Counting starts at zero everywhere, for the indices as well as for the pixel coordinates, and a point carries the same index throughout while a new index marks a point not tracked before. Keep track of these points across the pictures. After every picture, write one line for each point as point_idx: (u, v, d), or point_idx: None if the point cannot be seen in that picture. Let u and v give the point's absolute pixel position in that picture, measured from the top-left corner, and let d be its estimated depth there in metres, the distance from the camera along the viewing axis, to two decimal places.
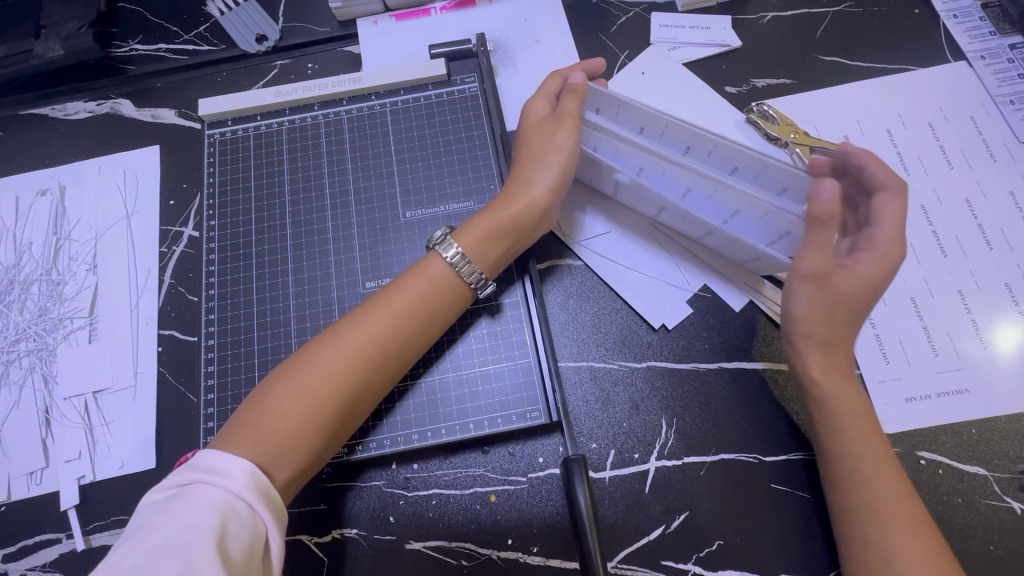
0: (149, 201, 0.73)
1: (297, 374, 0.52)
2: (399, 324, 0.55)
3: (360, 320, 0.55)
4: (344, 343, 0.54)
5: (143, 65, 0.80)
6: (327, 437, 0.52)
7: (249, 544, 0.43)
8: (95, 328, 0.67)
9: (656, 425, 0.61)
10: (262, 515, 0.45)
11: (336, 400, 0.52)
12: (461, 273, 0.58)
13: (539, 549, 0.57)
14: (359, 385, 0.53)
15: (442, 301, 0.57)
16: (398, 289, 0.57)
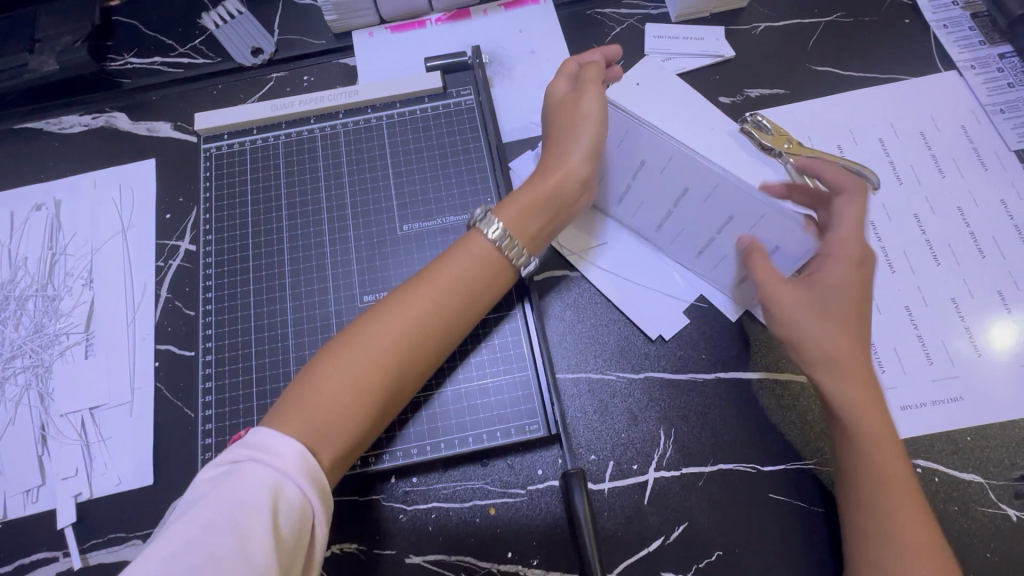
0: (146, 215, 0.73)
1: (343, 349, 0.51)
2: (442, 301, 0.54)
3: (401, 296, 0.54)
4: (389, 318, 0.52)
5: (138, 78, 0.80)
6: (373, 416, 0.51)
7: (296, 527, 0.43)
8: (92, 344, 0.67)
9: (655, 435, 0.61)
10: (310, 498, 0.44)
11: (382, 378, 0.50)
12: (506, 252, 0.57)
13: (539, 561, 0.57)
14: (404, 363, 0.52)
15: (485, 279, 0.56)
16: (439, 267, 0.57)
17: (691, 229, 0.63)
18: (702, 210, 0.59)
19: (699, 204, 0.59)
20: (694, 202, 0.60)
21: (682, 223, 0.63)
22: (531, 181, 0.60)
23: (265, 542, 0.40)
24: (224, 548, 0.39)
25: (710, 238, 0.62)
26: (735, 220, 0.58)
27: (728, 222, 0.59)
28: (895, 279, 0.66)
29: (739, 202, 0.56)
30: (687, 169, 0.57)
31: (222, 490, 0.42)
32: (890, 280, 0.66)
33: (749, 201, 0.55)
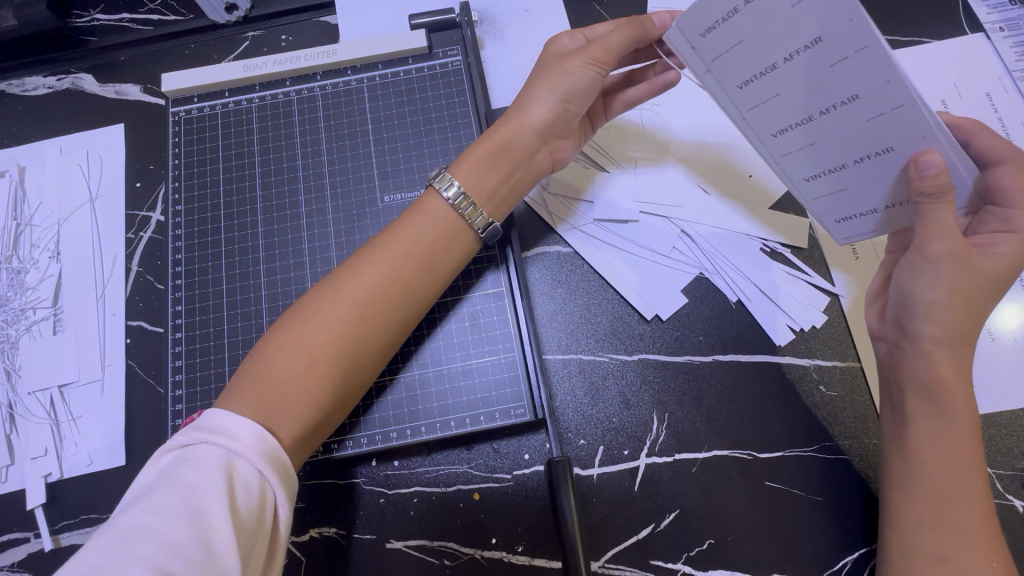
0: (114, 184, 0.69)
1: (298, 324, 0.49)
2: (401, 272, 0.52)
3: (360, 271, 0.51)
4: (349, 295, 0.50)
5: (106, 37, 0.74)
6: (336, 391, 0.49)
7: (256, 508, 0.42)
8: (60, 319, 0.64)
9: (647, 420, 0.59)
10: (270, 480, 0.43)
11: (342, 353, 0.49)
12: (463, 214, 0.54)
13: (524, 548, 0.55)
14: (365, 337, 0.50)
15: (445, 246, 0.54)
16: (396, 232, 0.54)
17: (819, 150, 0.47)
18: (854, 131, 0.44)
19: (856, 123, 0.43)
20: (847, 119, 0.43)
21: (827, 135, 0.45)
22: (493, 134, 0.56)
23: (224, 523, 0.39)
24: (179, 533, 0.38)
25: (841, 165, 0.47)
26: (895, 153, 0.44)
27: (882, 154, 0.45)
28: None
29: (906, 125, 0.42)
30: (857, 71, 0.40)
31: (174, 474, 0.41)
32: None
33: (929, 125, 0.41)
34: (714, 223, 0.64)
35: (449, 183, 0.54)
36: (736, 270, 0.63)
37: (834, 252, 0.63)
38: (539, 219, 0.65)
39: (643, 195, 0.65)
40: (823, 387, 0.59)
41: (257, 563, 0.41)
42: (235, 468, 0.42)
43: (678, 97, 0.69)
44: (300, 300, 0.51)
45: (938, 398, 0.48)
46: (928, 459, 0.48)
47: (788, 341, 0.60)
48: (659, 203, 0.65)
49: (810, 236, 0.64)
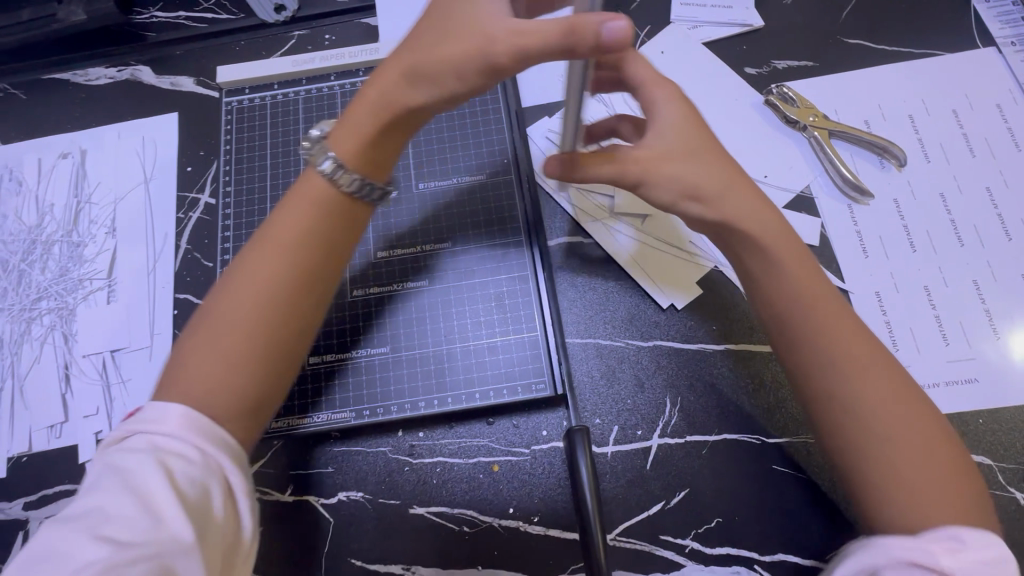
0: (168, 167, 0.74)
1: (206, 328, 0.47)
2: (305, 262, 0.49)
3: (249, 265, 0.48)
4: (245, 290, 0.47)
5: (163, 33, 0.80)
6: (257, 379, 0.46)
7: (200, 475, 0.41)
8: (114, 290, 0.69)
9: (661, 402, 0.62)
10: (211, 452, 0.43)
11: (268, 346, 0.47)
12: (339, 183, 0.50)
13: (540, 518, 0.58)
14: (275, 325, 0.47)
15: (340, 211, 0.50)
16: (276, 219, 0.50)
17: None
18: None
19: None
20: None
21: None
22: (376, 101, 0.48)
23: (161, 492, 0.39)
24: (119, 508, 0.39)
25: None
26: None
27: None
28: (916, 258, 0.65)
29: None
30: None
31: (114, 467, 0.41)
32: (910, 259, 0.65)
33: None
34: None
35: (325, 155, 0.49)
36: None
37: (846, 251, 0.66)
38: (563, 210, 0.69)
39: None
40: None
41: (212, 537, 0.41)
42: (165, 449, 0.42)
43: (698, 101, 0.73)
44: (197, 315, 0.48)
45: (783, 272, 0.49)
46: (830, 367, 0.47)
47: None
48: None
49: (820, 235, 0.67)
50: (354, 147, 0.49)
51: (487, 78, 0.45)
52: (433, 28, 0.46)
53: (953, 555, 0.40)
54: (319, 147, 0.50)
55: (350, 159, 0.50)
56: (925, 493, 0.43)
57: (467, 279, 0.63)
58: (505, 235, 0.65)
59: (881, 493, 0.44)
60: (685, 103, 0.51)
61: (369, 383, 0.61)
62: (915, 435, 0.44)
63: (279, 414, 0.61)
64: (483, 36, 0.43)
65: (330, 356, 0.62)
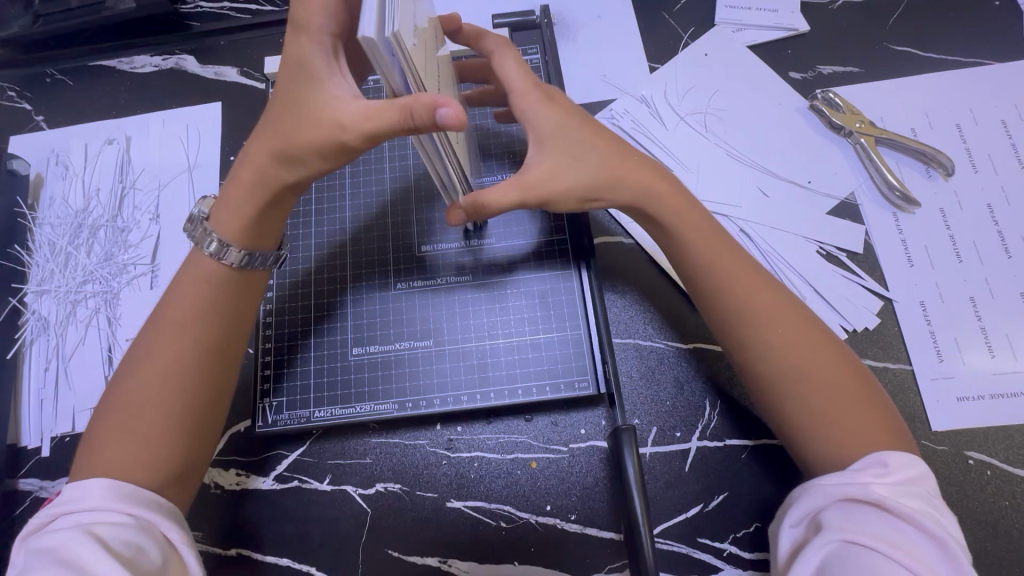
0: (211, 155, 0.75)
1: (126, 411, 0.49)
2: (171, 336, 0.51)
3: (149, 345, 0.52)
4: (149, 370, 0.50)
5: (208, 23, 0.81)
6: (178, 454, 0.50)
7: (135, 536, 0.43)
8: (157, 275, 0.70)
9: (700, 405, 0.61)
10: (144, 515, 0.45)
11: (136, 420, 0.49)
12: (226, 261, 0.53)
13: (577, 516, 0.58)
14: (184, 399, 0.50)
15: (236, 293, 0.54)
16: (171, 301, 0.53)
17: None
18: None
19: None
20: None
21: None
22: (253, 182, 0.52)
23: (99, 550, 0.41)
24: (52, 575, 0.40)
25: None
26: None
27: None
28: (962, 268, 0.64)
29: None
30: None
31: (43, 545, 0.42)
32: (956, 269, 0.64)
33: None
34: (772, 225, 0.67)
35: (209, 238, 0.53)
36: (798, 269, 0.65)
37: (891, 259, 0.65)
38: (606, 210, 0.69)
39: (705, 194, 0.69)
40: None
41: None
42: (94, 522, 0.43)
43: (742, 105, 0.73)
44: (107, 393, 0.52)
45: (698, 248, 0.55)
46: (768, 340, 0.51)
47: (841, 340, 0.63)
48: (719, 203, 0.68)
49: (865, 243, 0.66)
50: (235, 227, 0.53)
51: (349, 154, 0.48)
52: (288, 108, 0.47)
53: (880, 480, 0.45)
54: (201, 231, 0.53)
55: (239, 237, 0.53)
56: (853, 427, 0.48)
57: (509, 276, 0.64)
58: (548, 233, 0.65)
59: (807, 429, 0.50)
60: (555, 106, 0.55)
61: (410, 376, 0.61)
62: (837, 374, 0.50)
63: (321, 404, 0.61)
64: (336, 125, 0.45)
65: (372, 349, 0.62)
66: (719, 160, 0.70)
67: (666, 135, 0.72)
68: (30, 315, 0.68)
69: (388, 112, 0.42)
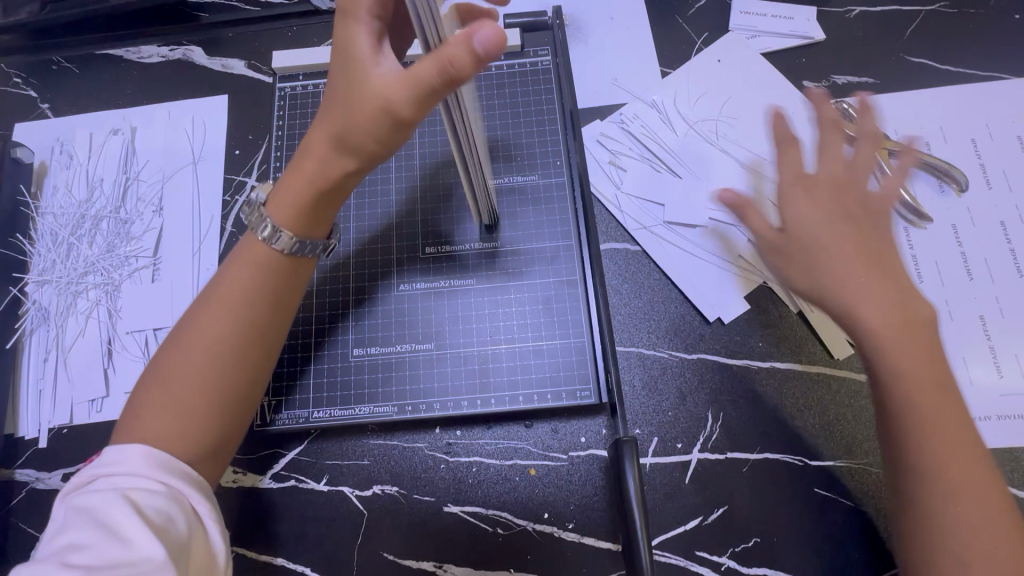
0: (216, 148, 0.74)
1: (168, 382, 0.47)
2: (224, 317, 0.49)
3: (195, 324, 0.49)
4: (194, 348, 0.48)
5: (216, 14, 0.80)
6: (216, 429, 0.48)
7: (168, 505, 0.42)
8: (158, 268, 0.69)
9: (702, 417, 0.61)
10: (176, 484, 0.44)
11: (179, 397, 0.47)
12: (279, 247, 0.50)
13: (575, 525, 0.58)
14: (230, 380, 0.48)
15: (287, 278, 0.52)
16: (221, 282, 0.51)
17: None
18: None
19: None
20: None
21: None
22: (314, 173, 0.47)
23: (133, 518, 0.40)
24: (91, 537, 0.40)
25: None
26: None
27: None
28: (972, 286, 0.63)
29: None
30: None
31: (80, 508, 0.42)
32: (966, 287, 0.63)
33: None
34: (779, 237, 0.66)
35: (264, 222, 0.50)
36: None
37: None
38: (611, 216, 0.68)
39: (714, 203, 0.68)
40: None
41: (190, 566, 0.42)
42: (131, 487, 0.42)
43: (752, 113, 0.72)
44: (150, 365, 0.50)
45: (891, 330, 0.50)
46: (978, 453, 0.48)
47: (847, 355, 0.62)
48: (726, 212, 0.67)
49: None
50: (289, 218, 0.49)
51: (403, 131, 0.43)
52: (342, 90, 0.43)
53: None
54: (256, 214, 0.50)
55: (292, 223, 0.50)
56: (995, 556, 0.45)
57: (514, 280, 0.63)
58: (554, 237, 0.64)
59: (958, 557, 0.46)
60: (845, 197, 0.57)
61: (410, 379, 0.61)
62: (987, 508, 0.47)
63: (320, 404, 0.61)
64: (380, 91, 0.41)
65: (373, 350, 0.62)
66: (728, 168, 0.69)
67: (674, 142, 0.71)
68: (30, 305, 0.68)
69: (429, 65, 0.37)
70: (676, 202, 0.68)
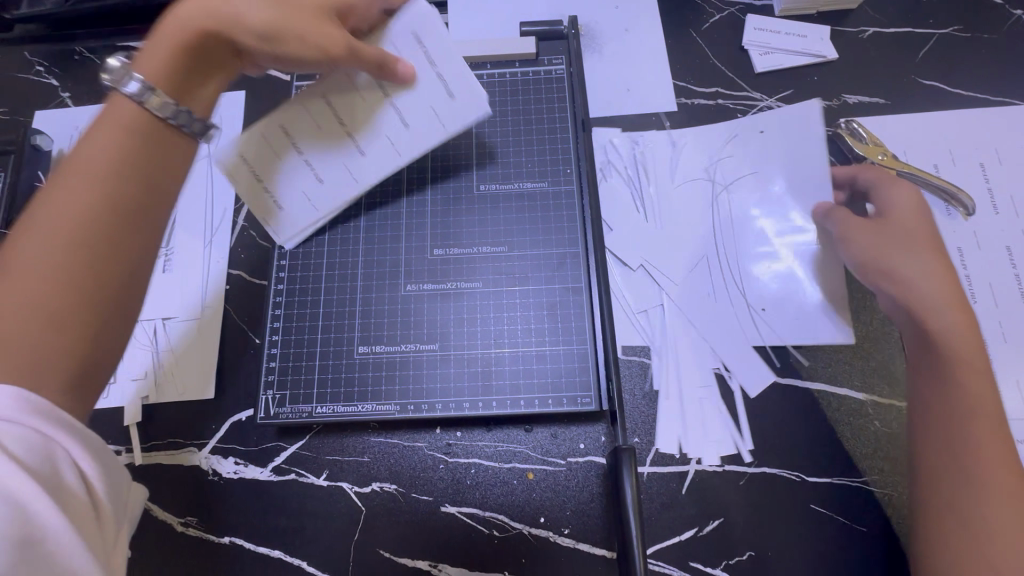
0: (230, 143, 0.75)
1: (8, 276, 0.38)
2: (95, 192, 0.41)
3: (46, 200, 0.41)
4: (43, 230, 0.39)
5: None
6: (83, 341, 0.39)
7: (52, 463, 0.37)
8: (169, 259, 0.70)
9: (700, 428, 0.61)
10: (57, 434, 0.38)
11: (33, 292, 0.38)
12: (152, 108, 0.45)
13: (570, 531, 0.58)
14: (93, 266, 0.40)
15: (160, 153, 0.45)
16: (79, 146, 0.43)
17: None
18: None
19: None
20: None
21: None
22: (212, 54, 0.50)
23: (26, 478, 0.35)
24: None
25: None
26: None
27: None
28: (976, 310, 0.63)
29: None
30: None
31: None
32: None
33: None
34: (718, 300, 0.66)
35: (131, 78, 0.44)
36: (737, 352, 0.63)
37: None
38: (618, 226, 0.69)
39: (648, 253, 0.68)
40: (877, 421, 0.60)
41: (93, 532, 0.38)
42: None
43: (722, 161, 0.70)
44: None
45: (927, 291, 0.58)
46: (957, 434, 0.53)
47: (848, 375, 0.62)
48: (661, 270, 0.67)
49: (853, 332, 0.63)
50: (160, 66, 0.47)
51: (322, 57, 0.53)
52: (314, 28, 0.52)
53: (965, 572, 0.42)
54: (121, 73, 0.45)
55: (161, 77, 0.46)
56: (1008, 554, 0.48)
57: (519, 285, 0.64)
58: (561, 245, 0.65)
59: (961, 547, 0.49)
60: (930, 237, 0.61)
61: (414, 379, 0.61)
62: (1006, 504, 0.49)
63: (323, 399, 0.61)
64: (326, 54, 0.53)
65: (378, 348, 0.62)
66: (699, 219, 0.69)
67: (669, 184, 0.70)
68: None
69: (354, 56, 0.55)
70: (621, 238, 0.69)
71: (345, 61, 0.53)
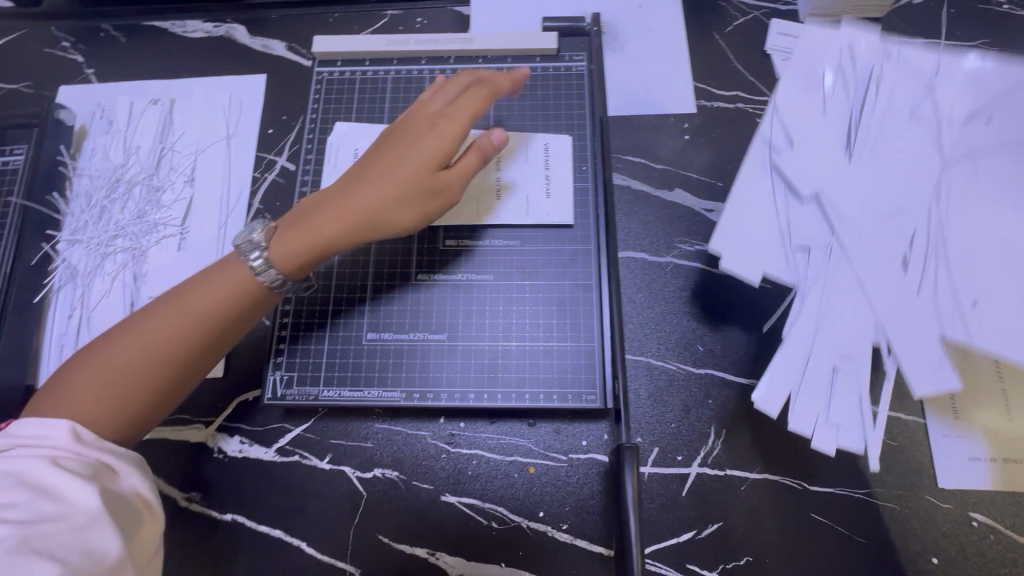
0: (250, 126, 0.76)
1: (99, 367, 0.49)
2: (186, 330, 0.51)
3: (154, 317, 0.52)
4: (138, 346, 0.50)
5: None
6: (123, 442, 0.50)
7: (94, 474, 0.43)
8: (185, 238, 0.71)
9: (704, 432, 0.61)
10: (109, 460, 0.45)
11: (112, 395, 0.48)
12: (261, 277, 0.54)
13: (569, 526, 0.58)
14: (154, 385, 0.50)
15: (245, 306, 0.54)
16: (200, 286, 0.54)
17: None
18: None
19: None
20: None
21: None
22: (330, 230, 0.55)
23: (66, 477, 0.41)
24: (17, 497, 0.40)
25: None
26: None
27: None
28: None
29: None
30: None
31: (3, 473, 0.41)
32: None
33: None
34: (917, 292, 0.46)
35: (259, 254, 0.54)
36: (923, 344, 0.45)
37: None
38: (631, 225, 0.69)
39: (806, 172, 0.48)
40: (883, 434, 0.60)
41: (138, 539, 0.43)
42: (59, 454, 0.43)
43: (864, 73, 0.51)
44: (94, 341, 0.52)
45: None
46: None
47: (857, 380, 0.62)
48: (839, 211, 0.48)
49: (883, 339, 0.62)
50: (289, 252, 0.54)
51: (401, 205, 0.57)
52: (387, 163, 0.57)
53: None
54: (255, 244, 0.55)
55: (280, 255, 0.55)
56: None
57: (530, 280, 0.64)
58: (574, 241, 0.65)
59: None
60: None
61: (421, 367, 0.62)
62: None
63: (331, 383, 0.62)
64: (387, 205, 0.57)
65: (387, 335, 0.63)
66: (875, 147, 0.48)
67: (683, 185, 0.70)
68: (60, 263, 0.70)
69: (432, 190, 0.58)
70: (801, 160, 0.49)
71: (396, 205, 0.57)
